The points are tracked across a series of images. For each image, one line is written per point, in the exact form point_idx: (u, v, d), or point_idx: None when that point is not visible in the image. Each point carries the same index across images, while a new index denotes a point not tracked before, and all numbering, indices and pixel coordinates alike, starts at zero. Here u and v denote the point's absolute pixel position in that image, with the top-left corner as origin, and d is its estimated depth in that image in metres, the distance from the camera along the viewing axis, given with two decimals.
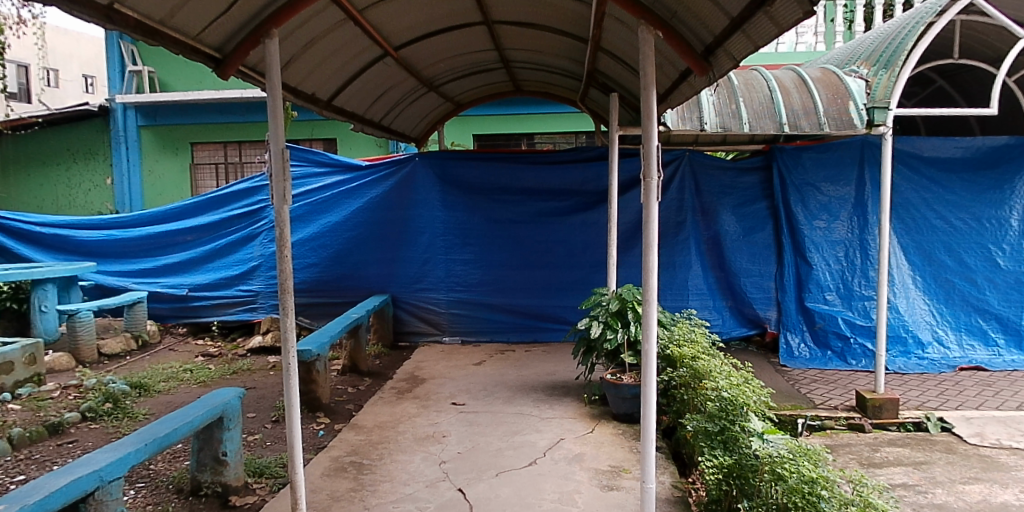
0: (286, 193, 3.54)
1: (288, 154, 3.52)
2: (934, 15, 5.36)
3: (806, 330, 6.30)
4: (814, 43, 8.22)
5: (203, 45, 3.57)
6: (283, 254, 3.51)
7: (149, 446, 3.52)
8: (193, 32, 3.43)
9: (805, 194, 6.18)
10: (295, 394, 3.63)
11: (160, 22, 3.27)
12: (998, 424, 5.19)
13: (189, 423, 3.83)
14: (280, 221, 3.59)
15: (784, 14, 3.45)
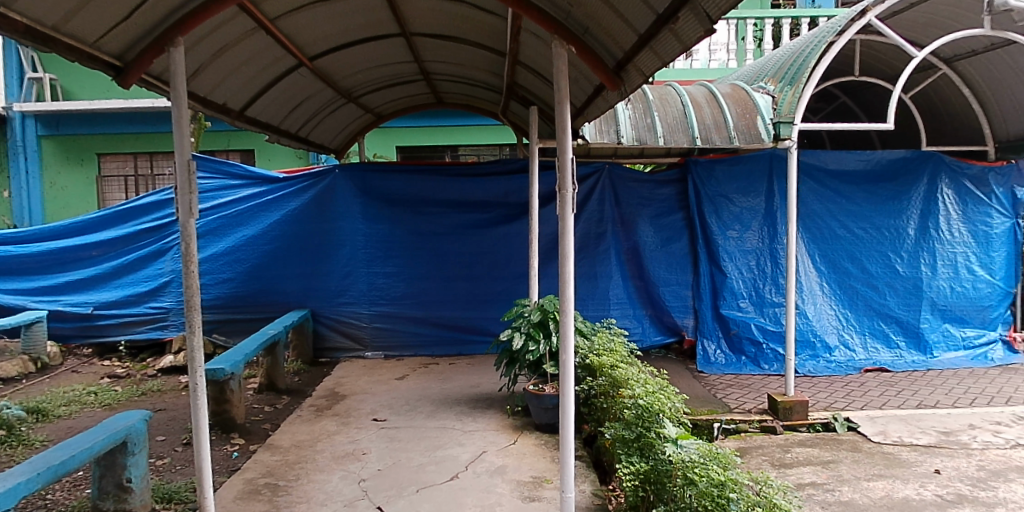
0: (192, 206, 3.37)
1: (194, 167, 3.38)
2: (834, 35, 5.65)
3: (722, 337, 6.48)
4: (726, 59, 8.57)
5: (102, 53, 3.40)
6: (190, 269, 3.39)
7: (42, 475, 3.31)
8: (91, 38, 3.27)
9: (718, 206, 6.37)
10: (203, 415, 3.52)
11: (54, 27, 3.11)
12: (899, 422, 5.47)
13: (88, 449, 3.61)
14: (186, 236, 3.44)
15: (688, 31, 3.52)
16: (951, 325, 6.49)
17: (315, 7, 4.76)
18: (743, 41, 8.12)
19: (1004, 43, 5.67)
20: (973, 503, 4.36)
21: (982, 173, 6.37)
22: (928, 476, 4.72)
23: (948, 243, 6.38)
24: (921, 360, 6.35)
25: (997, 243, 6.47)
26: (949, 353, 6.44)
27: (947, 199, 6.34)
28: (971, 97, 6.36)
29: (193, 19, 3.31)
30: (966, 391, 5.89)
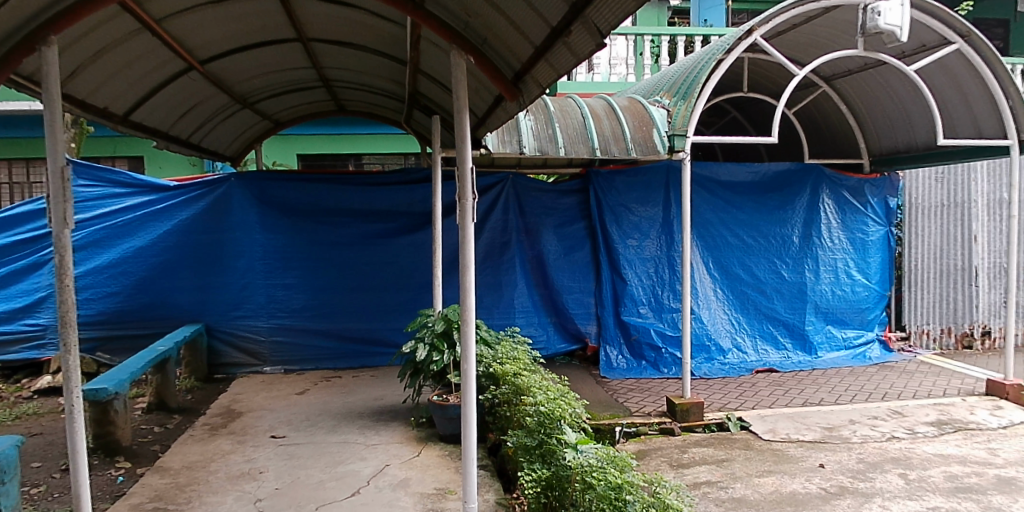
0: (66, 216, 3.08)
1: (69, 173, 3.09)
2: (723, 53, 5.91)
3: (623, 343, 6.65)
4: None
5: None
6: (63, 284, 3.10)
7: None
8: None
9: (619, 215, 6.54)
10: (80, 439, 3.16)
11: None
12: (786, 420, 5.77)
13: None
14: (61, 248, 3.14)
15: (580, 45, 3.59)
16: (834, 326, 6.91)
17: (207, 8, 4.57)
18: (641, 56, 8.43)
19: (875, 64, 6.05)
20: (853, 494, 4.63)
21: (859, 185, 6.82)
22: (813, 470, 4.99)
23: (829, 250, 6.80)
24: (806, 360, 6.74)
25: (872, 249, 6.94)
26: (832, 352, 6.86)
27: (828, 209, 6.75)
28: (848, 113, 6.80)
29: (68, 18, 3.10)
30: (846, 388, 6.28)
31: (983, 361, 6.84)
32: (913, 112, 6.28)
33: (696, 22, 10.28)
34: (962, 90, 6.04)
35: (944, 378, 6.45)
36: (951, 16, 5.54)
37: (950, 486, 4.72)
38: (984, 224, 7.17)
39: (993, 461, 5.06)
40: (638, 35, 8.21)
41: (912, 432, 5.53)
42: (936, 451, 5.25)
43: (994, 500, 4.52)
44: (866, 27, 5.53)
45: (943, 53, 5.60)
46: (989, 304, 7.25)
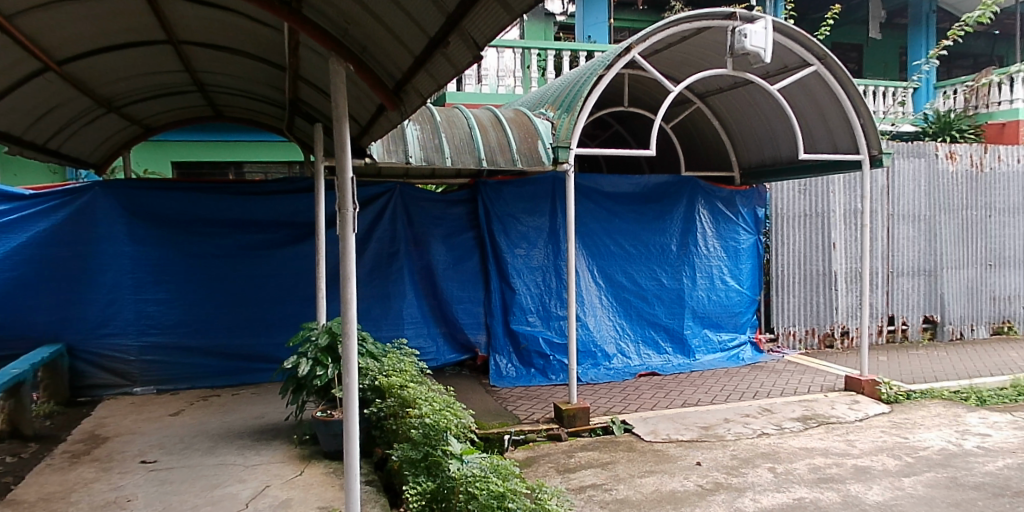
0: None
1: None
2: (603, 68, 6.09)
3: (512, 351, 6.75)
4: None
5: None
6: None
7: None
8: None
9: (507, 225, 6.64)
10: None
11: None
12: (667, 421, 6.01)
13: None
14: None
15: (458, 55, 3.54)
16: (709, 330, 7.28)
17: (62, 5, 4.21)
18: (528, 70, 8.61)
19: (744, 83, 6.42)
20: (727, 490, 4.87)
21: (731, 196, 7.24)
22: (690, 468, 5.22)
23: (705, 258, 7.16)
24: (685, 363, 7.05)
25: (744, 256, 7.37)
26: (708, 355, 7.23)
27: (703, 219, 7.12)
28: (720, 128, 7.20)
29: None
30: (721, 388, 6.62)
31: (841, 359, 7.41)
32: (778, 130, 6.69)
33: (582, 38, 10.78)
34: (820, 109, 6.43)
35: (808, 375, 6.93)
36: (808, 39, 5.93)
37: (813, 477, 5.07)
38: (841, 232, 7.77)
39: (851, 452, 5.48)
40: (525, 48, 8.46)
41: (780, 428, 5.90)
42: (801, 444, 5.62)
43: (852, 488, 4.88)
44: (734, 47, 5.89)
45: (802, 74, 5.98)
46: (848, 305, 7.84)
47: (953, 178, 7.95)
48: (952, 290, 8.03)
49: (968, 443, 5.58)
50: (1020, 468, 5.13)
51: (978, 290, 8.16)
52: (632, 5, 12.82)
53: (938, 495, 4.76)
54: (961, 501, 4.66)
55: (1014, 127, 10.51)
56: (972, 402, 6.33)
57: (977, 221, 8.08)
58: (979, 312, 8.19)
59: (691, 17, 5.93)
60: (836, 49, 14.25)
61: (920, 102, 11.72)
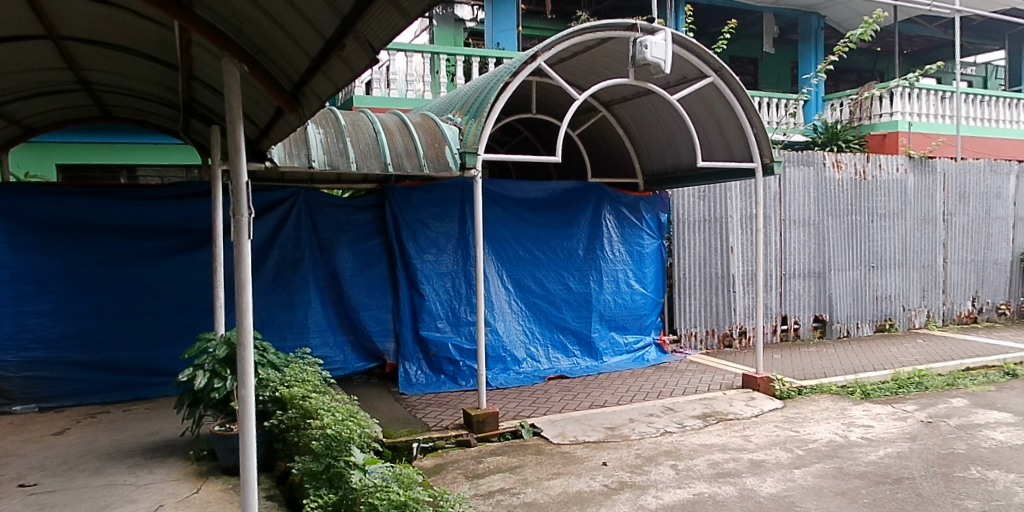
0: None
1: None
2: (509, 75, 6.13)
3: (422, 358, 6.84)
4: None
5: None
6: None
7: None
8: None
9: (415, 230, 6.74)
10: None
11: None
12: (574, 423, 6.10)
13: None
14: None
15: (355, 58, 3.48)
16: (616, 333, 7.46)
17: None
18: (437, 75, 8.63)
19: (645, 93, 6.62)
20: (631, 488, 4.98)
21: (635, 202, 7.47)
22: (597, 469, 5.32)
23: (611, 262, 7.35)
24: (593, 365, 7.19)
25: (648, 260, 7.60)
26: (615, 357, 7.39)
27: (609, 224, 7.31)
28: (625, 136, 7.41)
29: None
30: (627, 390, 6.79)
31: (739, 358, 7.74)
32: (678, 138, 6.92)
33: (490, 44, 10.87)
34: (717, 119, 6.69)
35: (709, 374, 7.20)
36: (704, 52, 6.18)
37: (712, 472, 5.26)
38: (738, 237, 8.10)
39: (747, 446, 5.73)
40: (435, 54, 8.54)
41: (682, 426, 6.09)
42: (701, 441, 5.82)
43: (748, 481, 5.10)
44: (635, 57, 6.05)
45: (699, 85, 6.21)
46: (745, 307, 8.19)
47: (839, 186, 8.45)
48: (840, 291, 8.53)
49: (853, 435, 5.93)
50: (898, 456, 5.50)
51: (863, 291, 8.70)
52: (540, 14, 13.03)
53: (826, 485, 5.03)
54: (846, 490, 4.93)
55: (893, 138, 11.33)
56: (857, 396, 6.74)
57: (861, 226, 8.61)
58: (863, 311, 8.73)
59: (595, 27, 6.08)
60: (734, 62, 14.93)
61: (809, 114, 12.49)
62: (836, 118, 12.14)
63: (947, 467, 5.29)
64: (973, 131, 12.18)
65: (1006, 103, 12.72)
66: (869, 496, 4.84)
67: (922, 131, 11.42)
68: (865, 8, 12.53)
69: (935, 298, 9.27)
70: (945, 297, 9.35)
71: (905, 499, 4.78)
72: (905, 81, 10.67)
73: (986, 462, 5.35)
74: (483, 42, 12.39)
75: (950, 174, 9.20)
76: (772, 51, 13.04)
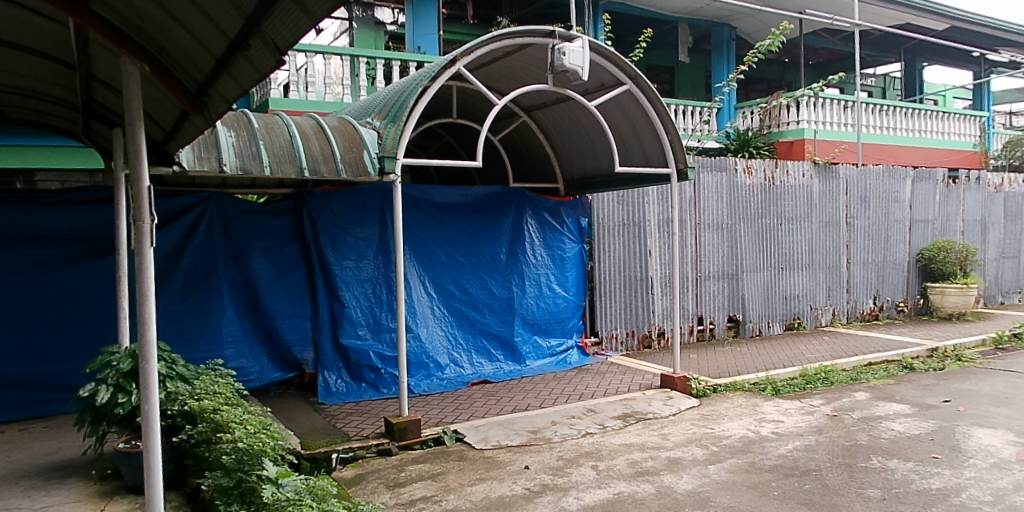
0: None
1: None
2: (428, 80, 6.07)
3: (342, 367, 6.84)
4: None
5: None
6: None
7: None
8: None
9: (334, 236, 6.75)
10: None
11: None
12: (497, 427, 6.10)
13: None
14: None
15: (261, 58, 3.30)
16: (539, 337, 7.53)
17: None
18: (356, 78, 8.74)
19: (564, 99, 6.70)
20: (553, 491, 5.01)
21: (557, 206, 7.58)
22: (519, 473, 5.32)
23: (533, 266, 7.44)
24: (516, 369, 7.23)
25: (569, 264, 7.72)
26: (538, 361, 7.45)
27: (531, 229, 7.40)
28: (545, 142, 7.49)
29: None
30: (550, 393, 6.84)
31: (658, 358, 7.93)
32: (598, 144, 7.03)
33: (411, 48, 10.88)
34: (634, 126, 6.83)
35: (629, 375, 7.35)
36: (620, 60, 6.30)
37: (631, 471, 5.35)
38: (655, 240, 8.31)
39: (664, 444, 5.86)
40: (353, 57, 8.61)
41: (602, 426, 6.18)
42: (621, 441, 5.92)
43: (665, 479, 5.21)
44: (555, 64, 6.12)
45: (616, 92, 6.32)
46: (662, 308, 8.39)
47: (750, 190, 8.77)
48: (751, 292, 8.87)
49: (765, 430, 6.15)
50: (806, 449, 5.74)
51: (773, 291, 9.07)
52: (462, 19, 13.09)
53: (739, 479, 5.19)
54: (757, 483, 5.10)
55: (800, 145, 11.94)
56: (768, 392, 7.01)
57: (770, 229, 8.98)
58: (774, 311, 9.11)
59: (514, 33, 6.12)
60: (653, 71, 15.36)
61: (723, 121, 13.01)
62: (747, 126, 12.76)
63: (850, 457, 5.56)
64: (873, 138, 12.90)
65: (903, 112, 13.57)
66: (779, 489, 5.02)
67: (827, 138, 12.03)
68: (773, 20, 13.13)
69: (839, 297, 9.75)
70: (848, 296, 9.85)
71: (812, 490, 4.98)
72: (810, 91, 11.24)
73: (885, 451, 5.65)
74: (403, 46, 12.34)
75: (852, 179, 9.71)
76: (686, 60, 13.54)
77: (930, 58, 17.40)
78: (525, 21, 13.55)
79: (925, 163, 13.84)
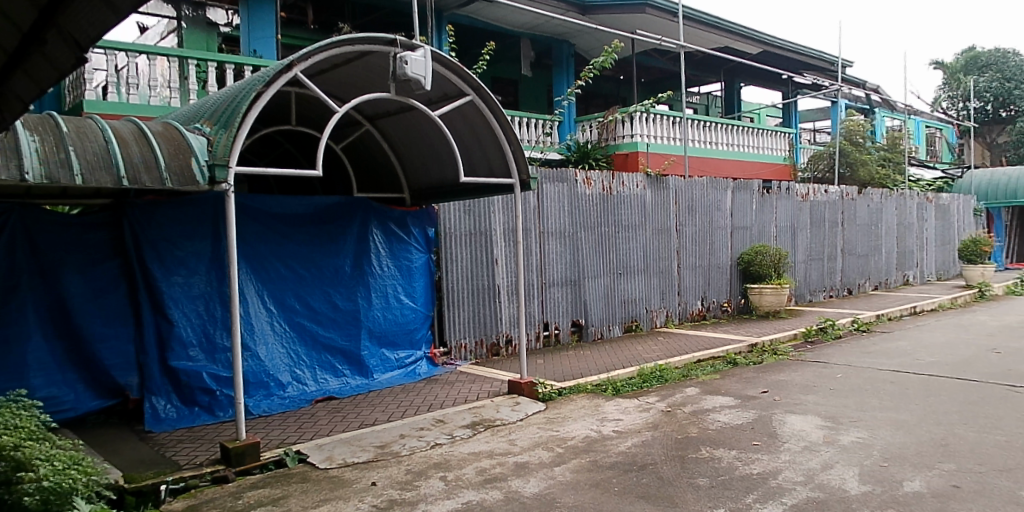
0: None
1: None
2: (262, 84, 5.76)
3: (171, 391, 6.39)
4: (168, 97, 8.64)
5: None
6: None
7: None
8: None
9: (161, 250, 6.34)
10: None
11: None
12: (343, 445, 5.86)
13: None
14: None
15: (58, 55, 2.86)
16: (386, 350, 7.54)
17: None
18: (186, 81, 8.73)
19: (407, 108, 6.67)
20: (401, 505, 4.81)
21: (402, 217, 7.68)
22: (366, 490, 5.08)
23: (379, 277, 7.50)
24: (363, 383, 7.17)
25: (416, 274, 7.79)
26: (385, 373, 7.42)
27: (376, 240, 7.48)
28: (390, 152, 7.47)
29: None
30: (398, 406, 6.75)
31: (506, 365, 8.09)
32: (443, 154, 7.06)
33: (246, 52, 10.67)
34: (478, 136, 6.93)
35: (477, 383, 7.42)
36: (463, 71, 6.37)
37: (479, 479, 5.31)
38: (502, 250, 8.46)
39: (512, 450, 5.93)
40: (182, 59, 8.66)
41: (451, 436, 6.15)
42: (469, 450, 5.92)
43: (513, 484, 5.22)
44: (396, 72, 6.04)
45: (459, 102, 6.36)
46: (510, 316, 8.57)
47: (589, 200, 9.19)
48: (593, 297, 9.29)
49: (606, 429, 6.43)
50: (643, 445, 6.05)
51: (612, 296, 9.55)
52: (302, 23, 12.89)
53: (583, 479, 5.33)
54: (600, 481, 5.27)
55: (634, 157, 12.86)
56: (609, 393, 7.36)
57: (608, 236, 9.44)
58: (613, 315, 9.59)
59: (353, 40, 5.99)
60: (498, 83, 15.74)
61: (563, 133, 13.52)
62: (586, 139, 13.47)
63: (682, 450, 5.92)
64: (698, 152, 14.04)
65: (726, 129, 14.91)
66: (619, 484, 5.22)
67: (657, 151, 12.99)
68: (607, 39, 13.99)
69: (672, 300, 10.45)
70: (680, 298, 10.58)
71: (649, 483, 5.23)
72: (641, 107, 12.06)
73: (713, 442, 6.08)
74: (237, 49, 11.84)
75: (680, 190, 10.43)
76: (530, 74, 14.15)
77: (748, 81, 19.26)
78: (367, 28, 13.39)
79: (745, 175, 15.31)
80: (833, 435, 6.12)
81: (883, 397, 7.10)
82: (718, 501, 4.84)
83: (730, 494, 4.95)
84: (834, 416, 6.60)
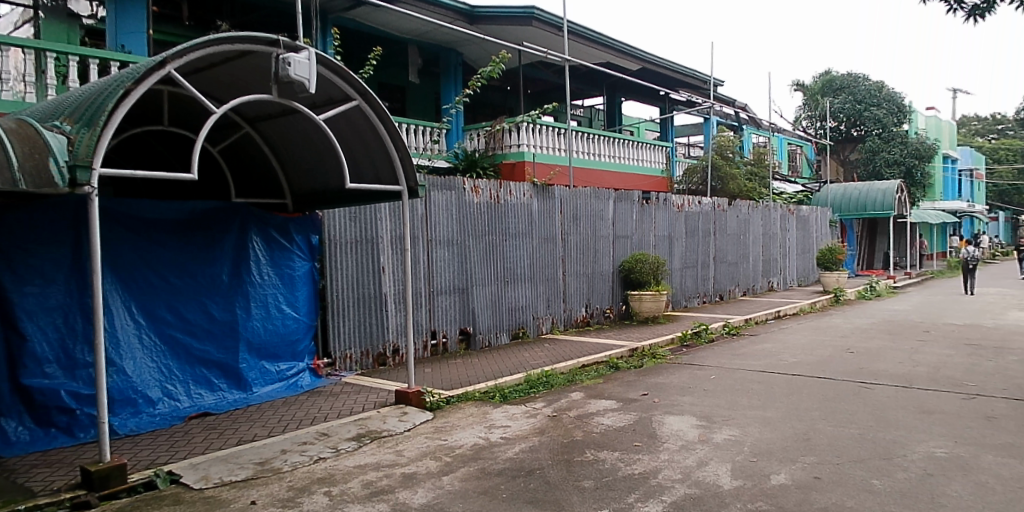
0: None
1: None
2: (131, 82, 5.31)
3: (24, 412, 5.85)
4: (22, 90, 8.03)
5: None
6: None
7: None
8: None
9: (12, 258, 5.82)
10: None
11: None
12: (219, 463, 5.55)
13: None
14: None
15: None
16: (267, 362, 7.28)
17: None
18: (43, 74, 8.14)
19: (290, 111, 6.48)
20: None
21: (285, 223, 7.48)
22: (244, 509, 4.83)
23: (259, 286, 7.26)
24: (241, 398, 6.88)
25: (300, 283, 7.57)
26: (265, 386, 7.16)
27: (256, 247, 7.25)
28: (270, 156, 7.23)
29: None
30: (279, 420, 6.51)
31: (392, 375, 7.99)
32: (328, 159, 6.91)
33: (113, 46, 10.08)
34: (365, 141, 6.82)
35: (363, 395, 7.27)
36: (349, 75, 6.25)
37: (365, 492, 5.19)
38: (389, 257, 8.36)
39: (399, 461, 5.85)
40: (38, 51, 8.09)
41: (336, 450, 5.99)
42: (355, 463, 5.78)
43: (401, 496, 5.14)
44: (278, 73, 5.86)
45: (345, 107, 6.24)
46: (397, 325, 8.48)
47: (477, 208, 9.26)
48: (481, 305, 9.35)
49: (493, 436, 6.47)
50: (530, 450, 6.12)
51: (499, 303, 9.64)
52: (177, 19, 12.27)
53: (471, 487, 5.33)
54: (488, 488, 5.28)
55: (521, 167, 13.14)
56: (496, 400, 7.42)
57: (496, 244, 9.55)
58: (501, 322, 9.70)
59: (232, 39, 5.74)
60: (388, 88, 15.58)
61: (451, 142, 13.65)
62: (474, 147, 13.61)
63: (568, 454, 6.05)
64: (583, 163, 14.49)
65: (609, 141, 15.49)
66: (507, 491, 5.25)
67: (544, 162, 13.32)
68: (495, 49, 14.22)
69: (557, 306, 10.69)
70: (565, 305, 10.84)
71: (536, 488, 5.31)
72: (528, 117, 12.36)
73: (597, 445, 6.25)
74: (102, 44, 11.14)
75: (565, 199, 10.71)
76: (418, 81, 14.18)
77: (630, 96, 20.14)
78: (251, 27, 12.92)
79: (627, 187, 15.95)
80: (707, 434, 6.45)
81: (752, 396, 7.56)
82: (603, 502, 4.98)
83: (613, 495, 5.11)
84: (709, 415, 6.96)
